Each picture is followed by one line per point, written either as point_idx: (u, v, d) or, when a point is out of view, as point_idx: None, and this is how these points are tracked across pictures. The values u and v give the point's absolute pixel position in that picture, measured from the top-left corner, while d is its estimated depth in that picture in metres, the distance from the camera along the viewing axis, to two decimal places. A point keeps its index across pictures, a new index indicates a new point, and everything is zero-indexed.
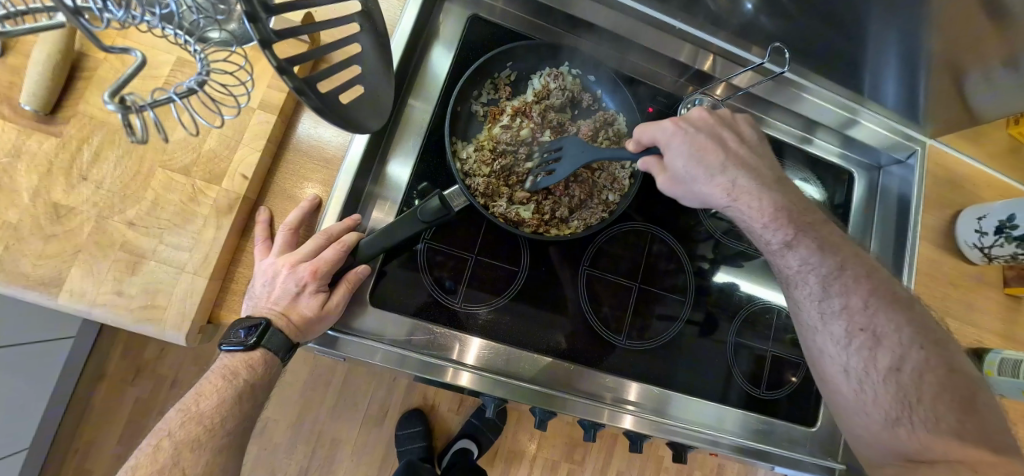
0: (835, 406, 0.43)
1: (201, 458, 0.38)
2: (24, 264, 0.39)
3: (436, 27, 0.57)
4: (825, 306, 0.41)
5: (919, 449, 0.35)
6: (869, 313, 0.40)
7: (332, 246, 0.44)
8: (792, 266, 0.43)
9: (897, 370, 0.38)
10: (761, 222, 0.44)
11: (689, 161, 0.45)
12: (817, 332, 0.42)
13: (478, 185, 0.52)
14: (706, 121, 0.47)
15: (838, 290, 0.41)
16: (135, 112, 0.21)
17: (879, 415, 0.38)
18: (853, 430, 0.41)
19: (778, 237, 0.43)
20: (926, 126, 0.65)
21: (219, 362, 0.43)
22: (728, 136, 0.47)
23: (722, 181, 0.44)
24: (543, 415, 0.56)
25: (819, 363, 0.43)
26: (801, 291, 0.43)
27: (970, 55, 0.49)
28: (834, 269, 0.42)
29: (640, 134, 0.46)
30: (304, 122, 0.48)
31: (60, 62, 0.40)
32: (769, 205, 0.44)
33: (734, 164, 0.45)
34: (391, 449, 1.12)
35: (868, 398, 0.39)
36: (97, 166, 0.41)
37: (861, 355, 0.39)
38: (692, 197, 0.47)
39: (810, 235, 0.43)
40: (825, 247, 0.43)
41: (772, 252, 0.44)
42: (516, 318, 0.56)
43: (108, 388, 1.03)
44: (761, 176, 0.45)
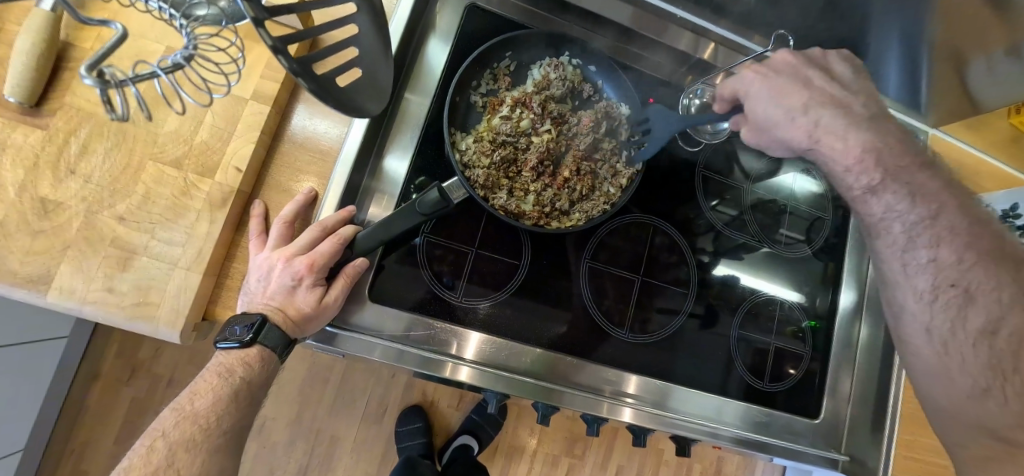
0: (921, 377, 0.35)
1: (196, 459, 0.37)
2: (11, 261, 0.38)
3: (432, 18, 0.56)
4: (909, 258, 0.34)
5: (1014, 426, 0.28)
6: (964, 268, 0.32)
7: (328, 240, 0.43)
8: (876, 213, 0.37)
9: (991, 334, 0.30)
10: (844, 165, 0.38)
11: (769, 107, 0.42)
12: (899, 286, 0.35)
13: (478, 176, 0.51)
14: (790, 64, 0.44)
15: (926, 240, 0.33)
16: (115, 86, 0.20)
17: (964, 384, 0.31)
18: (931, 398, 0.34)
19: (863, 181, 0.37)
20: (929, 114, 0.64)
21: (214, 359, 0.42)
22: (815, 76, 0.43)
23: (804, 122, 0.40)
24: (545, 410, 0.55)
25: (902, 326, 0.35)
26: (885, 241, 0.36)
27: (973, 43, 0.49)
28: (930, 215, 0.34)
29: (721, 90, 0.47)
30: (298, 115, 0.47)
31: (45, 52, 0.39)
32: (857, 144, 0.38)
33: (821, 103, 0.40)
34: (391, 446, 1.12)
35: (954, 364, 0.31)
36: (86, 159, 0.40)
37: (946, 315, 0.32)
38: (776, 144, 0.44)
39: (904, 177, 0.36)
40: (921, 193, 0.35)
41: (856, 199, 0.38)
42: (516, 313, 0.55)
43: (103, 388, 1.01)
44: (853, 112, 0.40)
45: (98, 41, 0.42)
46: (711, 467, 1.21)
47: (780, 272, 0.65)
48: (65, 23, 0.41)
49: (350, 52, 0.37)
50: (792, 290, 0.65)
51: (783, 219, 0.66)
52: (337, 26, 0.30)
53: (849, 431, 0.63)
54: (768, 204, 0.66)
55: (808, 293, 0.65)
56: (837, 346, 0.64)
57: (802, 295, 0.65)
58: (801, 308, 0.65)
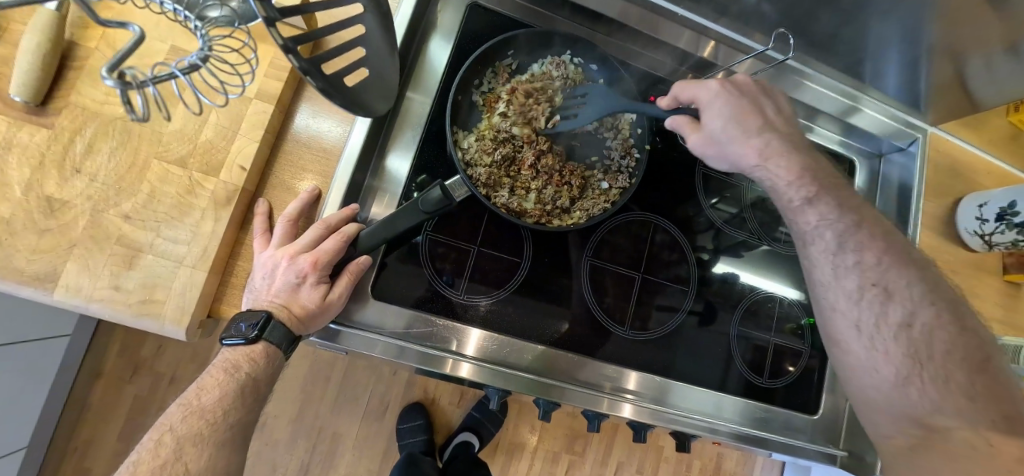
0: (844, 366, 0.41)
1: (203, 453, 0.38)
2: (18, 259, 0.38)
3: (434, 18, 0.56)
4: (839, 261, 0.41)
5: (930, 412, 0.35)
6: (882, 270, 0.39)
7: (332, 237, 0.43)
8: (810, 222, 0.43)
9: (908, 327, 0.37)
10: (787, 180, 0.43)
11: (728, 122, 0.45)
12: (830, 288, 0.42)
13: (480, 175, 0.52)
14: (750, 88, 0.47)
15: (853, 246, 0.40)
16: (135, 88, 0.19)
17: (889, 375, 0.37)
18: (857, 390, 0.40)
19: (801, 194, 0.43)
20: (927, 113, 0.65)
21: (220, 356, 0.42)
22: (767, 104, 0.47)
23: (756, 142, 0.44)
24: (547, 406, 0.56)
25: (832, 322, 0.42)
26: (817, 248, 0.42)
27: (972, 41, 0.49)
28: (853, 225, 0.41)
29: (679, 91, 0.47)
30: (302, 113, 0.48)
31: (50, 52, 0.39)
32: (795, 165, 0.44)
33: (770, 130, 0.45)
34: (392, 443, 1.12)
35: (879, 357, 0.38)
36: (91, 158, 0.41)
37: (871, 310, 0.39)
38: (721, 159, 0.47)
39: (832, 194, 0.43)
40: (845, 206, 0.42)
41: (793, 210, 0.44)
42: (518, 310, 0.55)
43: (106, 386, 1.02)
44: (791, 139, 0.46)
45: (103, 40, 0.42)
46: (711, 464, 1.22)
47: (780, 269, 0.66)
48: (70, 22, 0.42)
49: (356, 50, 0.36)
50: (790, 287, 0.66)
51: (782, 217, 0.67)
52: (347, 25, 0.31)
53: (848, 427, 0.63)
54: (768, 202, 0.67)
55: (807, 291, 0.66)
56: None
57: (801, 293, 0.66)
58: (801, 304, 0.65)
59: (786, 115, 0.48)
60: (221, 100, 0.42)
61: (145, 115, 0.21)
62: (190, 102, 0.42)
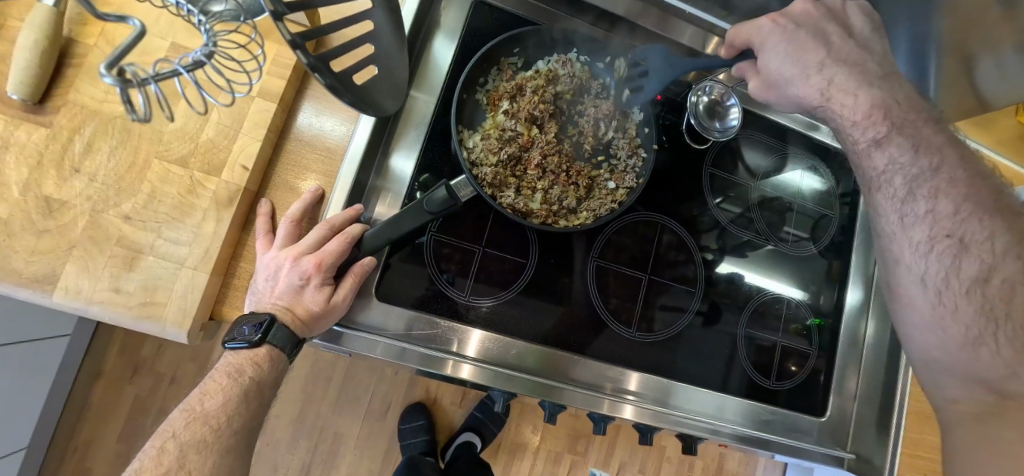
0: (912, 331, 0.33)
1: (207, 461, 0.37)
2: (17, 260, 0.37)
3: (438, 15, 0.55)
4: (907, 210, 0.34)
5: (1005, 376, 0.27)
6: (959, 219, 0.31)
7: (336, 238, 0.42)
8: (878, 168, 0.37)
9: (984, 281, 0.29)
10: (852, 121, 0.39)
11: (784, 62, 0.42)
12: (895, 239, 0.35)
13: (486, 174, 0.51)
14: (809, 16, 0.43)
15: (926, 192, 0.33)
16: (137, 86, 0.19)
17: (954, 333, 0.30)
18: (920, 353, 0.33)
19: (869, 134, 0.38)
20: (935, 113, 0.64)
21: (222, 359, 0.42)
22: (833, 32, 0.43)
23: (817, 81, 0.40)
24: (551, 408, 0.55)
25: (896, 278, 0.35)
26: (883, 194, 0.36)
27: (983, 40, 0.49)
28: (929, 170, 0.34)
29: (733, 37, 0.45)
30: (305, 112, 0.47)
31: (48, 48, 0.38)
32: (865, 102, 0.38)
33: (835, 62, 0.41)
34: (394, 443, 1.12)
35: (946, 313, 0.31)
36: (90, 158, 0.40)
37: (941, 264, 0.31)
38: (785, 103, 0.44)
39: (907, 133, 0.36)
40: (924, 146, 0.35)
41: (861, 154, 0.39)
42: (522, 311, 0.55)
43: (106, 386, 1.01)
44: (865, 71, 0.40)
45: (102, 36, 0.41)
46: (713, 464, 1.21)
47: (786, 269, 0.65)
48: (69, 17, 0.41)
49: (365, 47, 0.35)
50: (796, 288, 0.65)
51: (789, 217, 0.66)
52: (355, 23, 0.30)
53: (855, 430, 0.63)
54: (774, 202, 0.66)
55: (814, 292, 0.65)
56: (842, 344, 0.64)
57: (807, 293, 0.65)
58: (807, 306, 0.65)
59: (861, 38, 0.43)
60: (225, 99, 0.41)
61: (146, 114, 0.21)
62: (194, 100, 0.41)
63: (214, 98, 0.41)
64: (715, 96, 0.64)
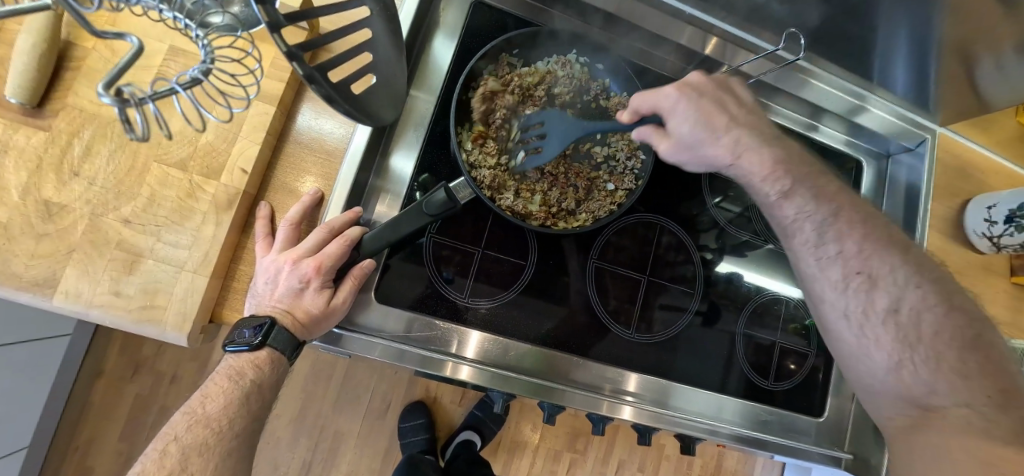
0: (841, 354, 0.40)
1: (209, 463, 0.37)
2: (17, 265, 0.38)
3: (437, 16, 0.55)
4: (821, 253, 0.40)
5: (928, 393, 0.34)
6: (865, 258, 0.38)
7: (335, 241, 0.42)
8: (789, 216, 0.41)
9: (895, 311, 0.37)
10: (761, 176, 0.42)
11: (695, 126, 0.43)
12: (815, 279, 0.41)
13: (485, 176, 0.51)
14: (708, 86, 0.45)
15: (833, 236, 0.39)
16: (133, 106, 0.18)
17: (882, 359, 0.37)
18: (856, 375, 0.40)
19: (777, 189, 0.42)
20: (935, 113, 0.64)
21: (223, 362, 0.42)
22: (731, 100, 0.45)
23: (727, 142, 0.43)
24: (551, 409, 0.56)
25: (821, 310, 0.41)
26: (798, 241, 0.41)
27: (983, 41, 0.48)
28: (831, 215, 0.40)
29: (639, 102, 0.44)
30: (304, 114, 0.47)
31: (47, 51, 0.38)
32: (768, 159, 0.42)
33: (739, 125, 0.43)
34: (394, 442, 1.12)
35: (869, 343, 0.37)
36: (90, 161, 0.40)
37: (858, 299, 0.38)
38: (699, 162, 0.45)
39: (806, 185, 0.41)
40: (822, 196, 0.41)
41: (772, 204, 0.43)
42: (523, 313, 0.55)
43: (107, 386, 1.01)
44: (761, 131, 0.44)
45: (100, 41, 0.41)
46: (712, 462, 1.22)
47: (785, 269, 0.65)
48: (66, 21, 0.41)
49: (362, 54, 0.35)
50: (795, 287, 0.65)
51: None
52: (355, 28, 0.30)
53: (854, 429, 0.63)
54: None
55: None
56: None
57: None
58: (806, 306, 0.65)
59: (751, 106, 0.46)
60: (221, 114, 0.42)
61: (144, 134, 0.19)
62: (191, 118, 0.41)
63: (213, 114, 0.41)
64: None
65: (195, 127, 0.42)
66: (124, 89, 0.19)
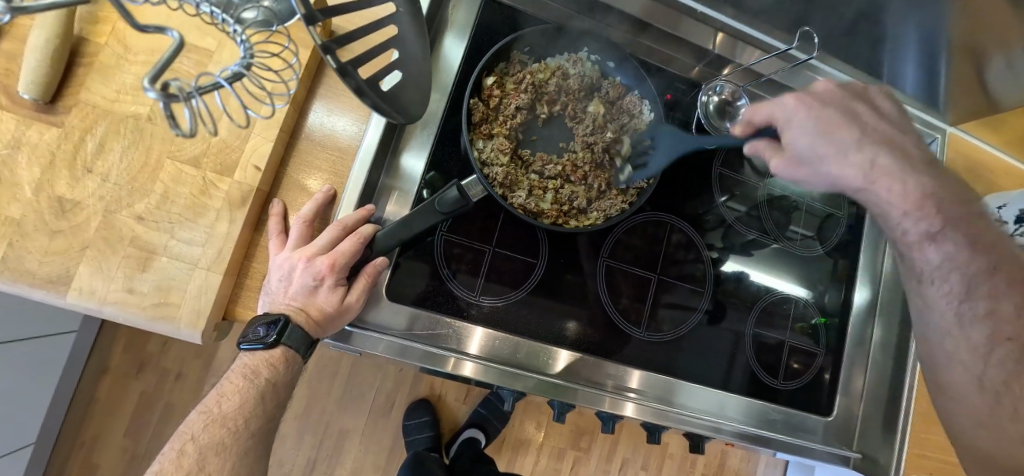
0: (965, 424, 0.35)
1: (225, 463, 0.37)
2: (31, 261, 0.37)
3: (447, 14, 0.54)
4: (964, 307, 0.35)
5: None
6: (1021, 322, 0.33)
7: (348, 238, 0.42)
8: (931, 262, 0.36)
9: None
10: (901, 210, 0.37)
11: (816, 140, 0.40)
12: (948, 337, 0.36)
13: (497, 174, 0.51)
14: (836, 96, 0.42)
15: (985, 292, 0.34)
16: (182, 102, 0.18)
17: (1015, 435, 0.32)
18: (972, 446, 0.35)
19: (920, 228, 0.36)
20: (946, 113, 0.64)
21: (238, 360, 0.42)
22: (863, 113, 0.41)
23: (857, 160, 0.38)
24: (561, 407, 0.56)
25: (948, 373, 0.36)
26: (937, 291, 0.36)
27: (996, 41, 0.48)
28: (986, 269, 0.34)
29: (752, 114, 0.43)
30: (316, 111, 0.47)
31: (60, 46, 0.38)
32: (914, 190, 0.37)
33: (874, 142, 0.39)
34: (399, 440, 1.12)
35: (1005, 416, 0.32)
36: (103, 157, 0.40)
37: (1005, 369, 0.33)
38: (818, 181, 0.41)
39: (962, 226, 0.36)
40: (976, 243, 0.35)
41: (909, 245, 0.37)
42: (533, 312, 0.55)
43: (112, 382, 1.02)
44: (903, 153, 0.39)
45: (113, 35, 0.41)
46: (715, 461, 1.22)
47: (793, 269, 0.65)
48: (79, 16, 0.40)
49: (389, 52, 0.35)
50: (803, 287, 0.65)
51: (795, 216, 0.66)
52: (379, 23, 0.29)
53: (862, 429, 0.63)
54: (782, 201, 0.66)
55: (818, 290, 0.65)
56: (850, 344, 0.64)
57: (812, 292, 0.65)
58: (815, 305, 0.65)
59: (892, 121, 0.42)
60: (265, 111, 0.41)
61: (192, 131, 0.19)
62: (235, 115, 0.40)
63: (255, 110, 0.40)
64: (725, 96, 0.61)
65: (240, 123, 0.40)
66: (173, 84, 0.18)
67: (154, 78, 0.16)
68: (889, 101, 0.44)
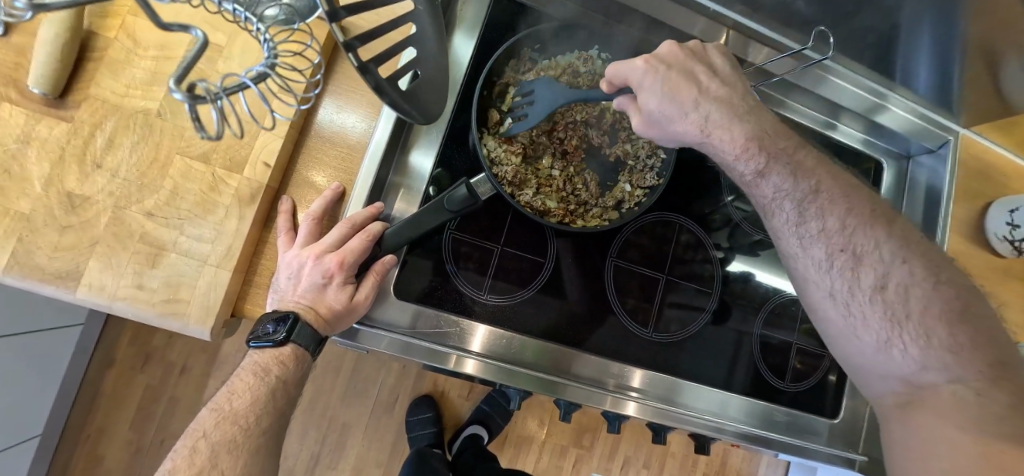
0: (828, 334, 0.41)
1: (238, 461, 0.37)
2: (40, 256, 0.37)
3: (457, 11, 0.54)
4: (802, 232, 0.39)
5: (917, 371, 0.36)
6: (848, 233, 0.38)
7: (357, 236, 0.42)
8: (767, 195, 0.40)
9: (882, 288, 0.37)
10: (734, 155, 0.40)
11: (662, 101, 0.40)
12: (797, 259, 0.41)
13: (506, 173, 0.51)
14: (674, 53, 0.41)
15: (815, 213, 0.39)
16: (209, 101, 0.16)
17: (871, 339, 0.38)
18: (843, 356, 0.41)
19: (751, 167, 0.40)
20: (959, 115, 0.63)
21: (248, 357, 0.42)
22: (700, 69, 0.41)
23: (695, 118, 0.39)
24: (567, 406, 0.56)
25: (806, 294, 0.42)
26: (779, 220, 0.41)
27: (1014, 43, 0.47)
28: (811, 191, 0.39)
29: (613, 74, 0.41)
30: (326, 107, 0.46)
31: (69, 40, 0.38)
32: (741, 135, 0.39)
33: (710, 100, 0.40)
34: (402, 436, 1.12)
35: (858, 322, 0.38)
36: (112, 153, 0.39)
37: (843, 277, 0.38)
38: (668, 138, 0.43)
39: (782, 161, 0.40)
40: (799, 171, 0.39)
41: (748, 183, 0.41)
42: (542, 311, 0.55)
43: (118, 375, 1.02)
44: (735, 106, 0.40)
45: (122, 29, 0.41)
46: (717, 460, 1.22)
47: None
48: (88, 10, 0.40)
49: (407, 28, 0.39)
50: None
51: None
52: (399, 22, 0.29)
53: (868, 431, 0.63)
54: None
55: None
56: None
57: None
58: None
59: (725, 78, 0.42)
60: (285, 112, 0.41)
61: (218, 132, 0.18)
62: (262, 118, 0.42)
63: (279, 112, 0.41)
64: None
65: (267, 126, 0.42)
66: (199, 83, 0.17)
67: (180, 78, 0.15)
68: (724, 56, 0.44)
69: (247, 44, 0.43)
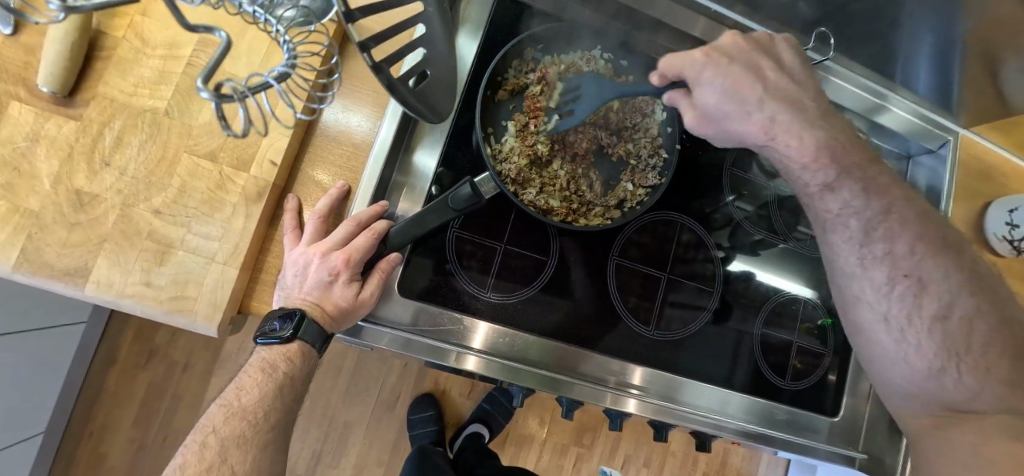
0: (874, 355, 0.41)
1: (247, 455, 0.38)
2: (49, 253, 0.38)
3: (461, 11, 0.54)
4: (866, 251, 0.39)
5: (964, 400, 0.36)
6: (914, 259, 0.38)
7: (363, 234, 0.42)
8: (832, 211, 0.41)
9: (944, 317, 0.36)
10: (801, 163, 0.40)
11: (722, 98, 0.40)
12: (854, 277, 0.41)
13: (510, 171, 0.51)
14: (741, 49, 0.42)
15: (881, 235, 0.39)
16: (236, 99, 0.17)
17: (920, 364, 0.37)
18: (887, 378, 0.41)
19: (818, 179, 0.40)
20: (959, 115, 0.63)
21: (255, 354, 0.42)
22: (767, 65, 0.42)
23: (759, 119, 0.40)
24: (569, 403, 0.56)
25: (856, 313, 0.42)
26: (840, 235, 0.41)
27: (1013, 45, 0.47)
28: (881, 212, 0.39)
29: (665, 68, 0.42)
30: (330, 107, 0.46)
31: (78, 38, 0.38)
32: (812, 143, 0.39)
33: (774, 97, 0.40)
34: (403, 434, 1.13)
35: (910, 347, 0.38)
36: (120, 151, 0.40)
37: (902, 302, 0.38)
38: (724, 136, 0.43)
39: (855, 176, 0.39)
40: (871, 188, 0.39)
41: (812, 194, 0.42)
42: (544, 309, 0.55)
43: (120, 373, 1.02)
44: (803, 107, 0.41)
45: (130, 28, 0.41)
46: (717, 459, 1.23)
47: (799, 269, 0.65)
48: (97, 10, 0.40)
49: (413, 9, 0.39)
50: (810, 287, 0.65)
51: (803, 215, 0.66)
52: (410, 22, 0.29)
53: (868, 429, 0.63)
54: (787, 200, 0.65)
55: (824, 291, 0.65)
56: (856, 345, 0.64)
57: (819, 293, 0.65)
58: (822, 306, 0.65)
59: (794, 76, 0.42)
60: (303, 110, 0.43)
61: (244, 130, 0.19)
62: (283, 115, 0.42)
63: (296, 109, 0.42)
64: None
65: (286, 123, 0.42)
66: (226, 82, 0.18)
67: (207, 78, 0.16)
68: (795, 53, 0.43)
69: (253, 43, 0.43)
